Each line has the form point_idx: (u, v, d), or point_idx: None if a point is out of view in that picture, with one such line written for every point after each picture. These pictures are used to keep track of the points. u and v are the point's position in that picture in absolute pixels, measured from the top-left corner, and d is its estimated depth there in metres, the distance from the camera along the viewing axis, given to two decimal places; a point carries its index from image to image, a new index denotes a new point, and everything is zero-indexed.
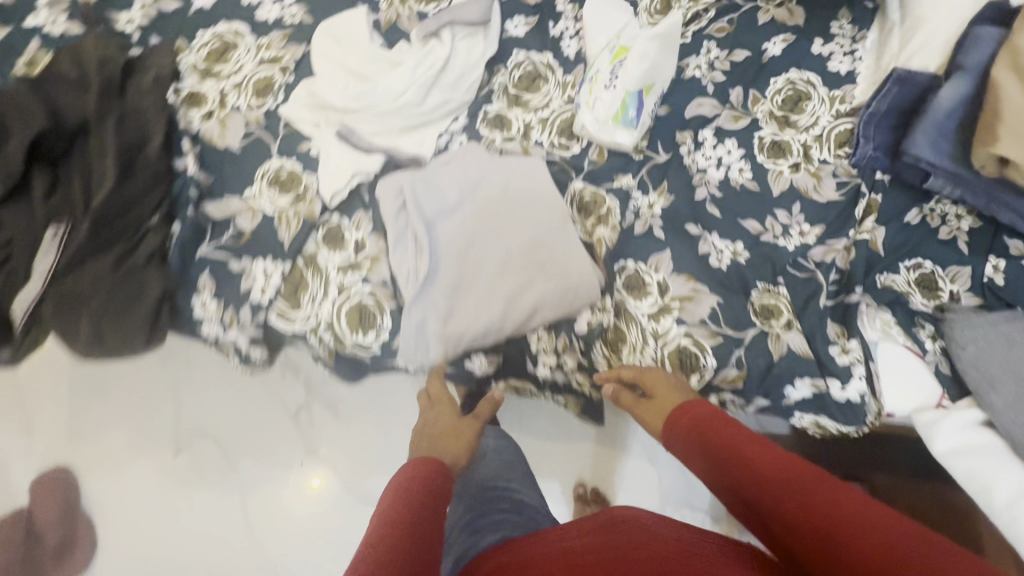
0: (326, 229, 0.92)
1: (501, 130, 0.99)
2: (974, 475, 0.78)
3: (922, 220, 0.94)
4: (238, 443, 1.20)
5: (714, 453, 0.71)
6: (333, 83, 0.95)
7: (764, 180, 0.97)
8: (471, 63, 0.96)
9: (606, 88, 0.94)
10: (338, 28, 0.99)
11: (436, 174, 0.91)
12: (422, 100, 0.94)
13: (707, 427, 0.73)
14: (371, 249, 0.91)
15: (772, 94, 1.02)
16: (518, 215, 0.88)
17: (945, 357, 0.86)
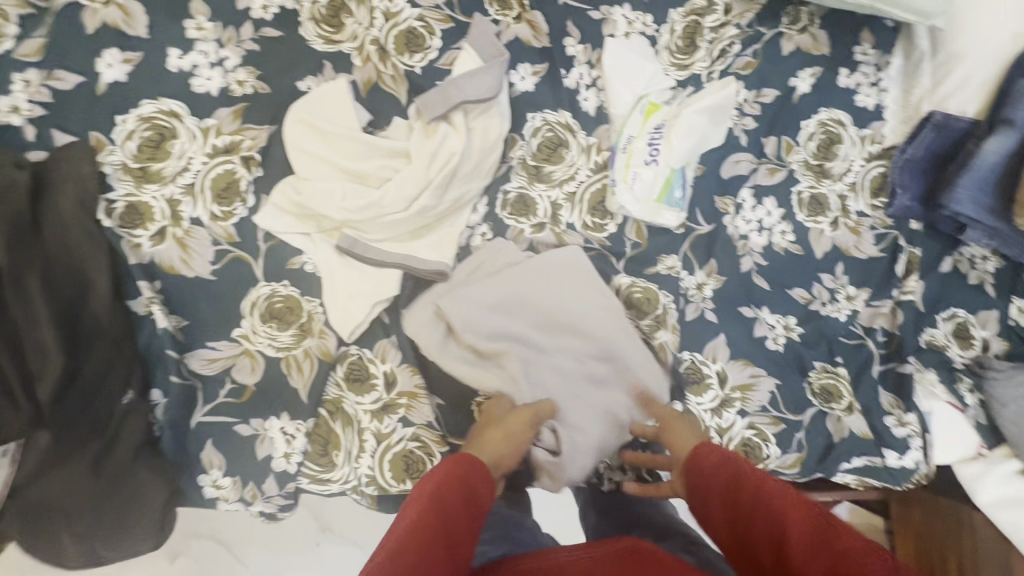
0: (347, 366, 0.79)
1: (524, 215, 0.86)
2: (1016, 527, 0.84)
3: (953, 267, 0.94)
4: (243, 535, 1.03)
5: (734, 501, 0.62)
6: (326, 189, 0.78)
7: (806, 241, 0.92)
8: (488, 145, 0.82)
9: (646, 164, 0.86)
10: (319, 113, 0.81)
11: (476, 292, 0.78)
12: (438, 203, 0.79)
13: (731, 480, 0.63)
14: (406, 384, 0.79)
15: (805, 140, 0.95)
16: (578, 326, 0.80)
17: (983, 409, 0.90)
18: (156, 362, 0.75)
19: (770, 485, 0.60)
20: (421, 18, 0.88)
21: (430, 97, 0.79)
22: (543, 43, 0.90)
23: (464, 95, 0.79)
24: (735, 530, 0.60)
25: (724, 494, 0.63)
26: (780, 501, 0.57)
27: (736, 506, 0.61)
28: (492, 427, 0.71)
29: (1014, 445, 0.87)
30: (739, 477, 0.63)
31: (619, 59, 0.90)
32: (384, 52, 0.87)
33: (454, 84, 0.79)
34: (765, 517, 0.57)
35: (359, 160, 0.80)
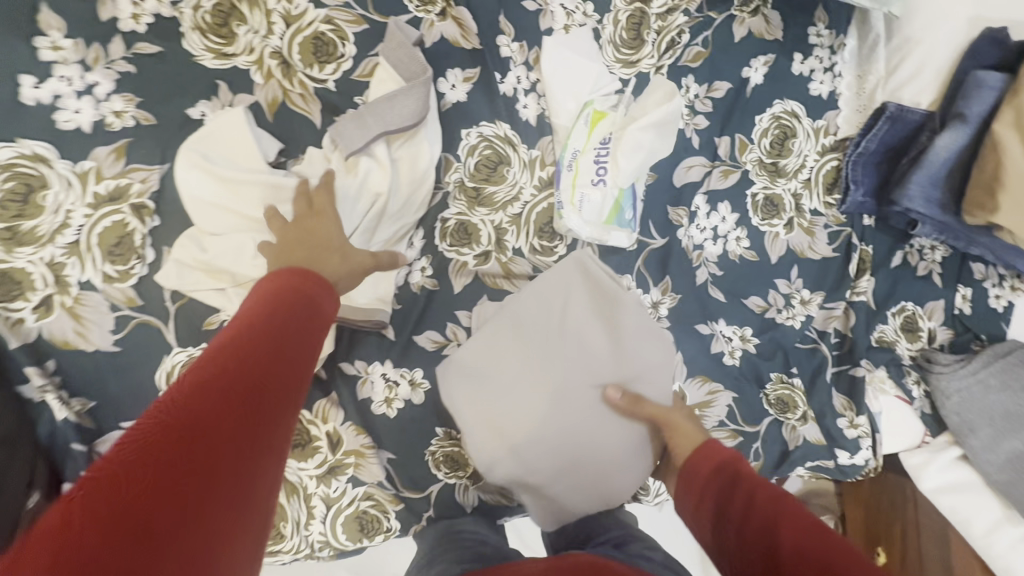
0: None
1: (463, 245, 0.79)
2: (955, 510, 0.88)
3: (903, 260, 0.94)
4: None
5: (723, 511, 0.59)
6: (234, 238, 0.69)
7: (761, 246, 0.89)
8: (419, 178, 0.75)
9: (593, 184, 0.79)
10: (218, 153, 0.71)
11: (467, 363, 0.71)
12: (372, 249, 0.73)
13: (732, 483, 0.60)
14: (352, 443, 0.74)
15: (759, 137, 0.90)
16: (562, 359, 0.70)
17: (927, 399, 0.93)
18: (61, 453, 0.66)
19: (773, 492, 0.56)
20: (329, 21, 0.77)
21: (344, 134, 0.71)
22: (474, 44, 0.80)
23: (382, 125, 0.71)
24: (724, 536, 0.57)
25: (719, 498, 0.60)
26: (774, 505, 0.54)
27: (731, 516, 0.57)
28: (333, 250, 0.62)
29: (956, 432, 0.89)
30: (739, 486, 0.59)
31: (558, 62, 0.82)
32: (288, 65, 0.76)
33: (371, 114, 0.71)
34: (756, 520, 0.54)
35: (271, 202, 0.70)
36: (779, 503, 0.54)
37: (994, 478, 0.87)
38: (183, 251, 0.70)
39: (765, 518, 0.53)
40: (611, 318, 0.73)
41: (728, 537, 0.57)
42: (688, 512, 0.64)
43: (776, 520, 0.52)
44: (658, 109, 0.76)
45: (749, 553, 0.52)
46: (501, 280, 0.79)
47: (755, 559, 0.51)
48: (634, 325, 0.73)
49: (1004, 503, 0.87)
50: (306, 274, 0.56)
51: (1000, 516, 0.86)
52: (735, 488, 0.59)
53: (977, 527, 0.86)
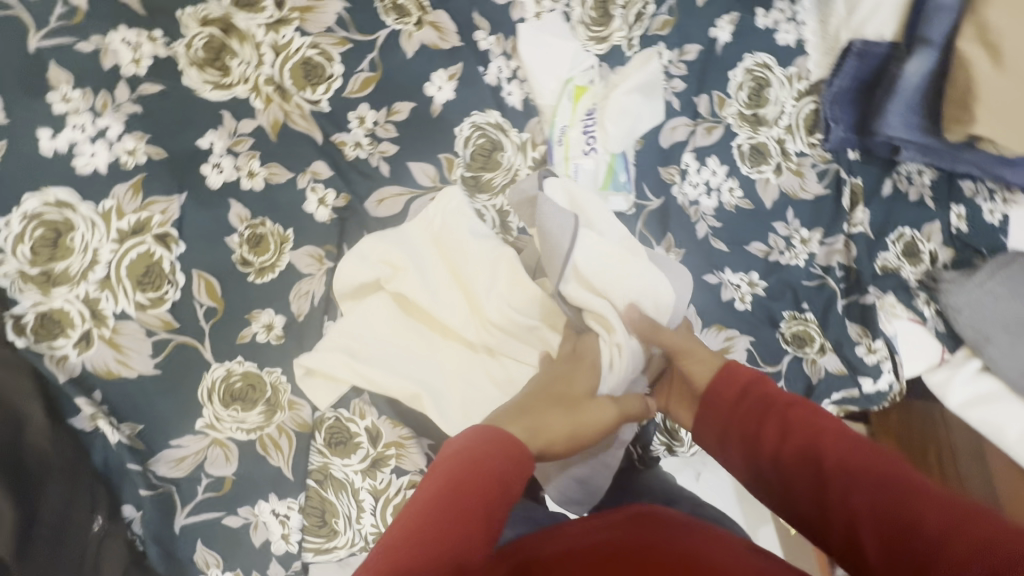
0: (327, 430, 0.77)
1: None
2: (985, 420, 0.91)
3: (895, 189, 0.97)
4: None
5: (744, 431, 0.61)
6: (371, 321, 0.79)
7: (754, 193, 0.92)
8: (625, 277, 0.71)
9: (585, 154, 0.84)
10: (411, 256, 0.79)
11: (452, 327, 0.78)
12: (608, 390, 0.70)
13: (755, 400, 0.62)
14: (392, 435, 0.77)
15: (736, 91, 0.93)
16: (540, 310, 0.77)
17: (940, 317, 0.95)
18: (118, 477, 0.69)
19: (799, 407, 0.59)
20: (315, 46, 0.81)
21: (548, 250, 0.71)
22: (452, 43, 0.85)
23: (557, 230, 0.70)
24: (760, 459, 0.59)
25: (747, 420, 0.62)
26: (803, 422, 0.58)
27: (758, 437, 0.60)
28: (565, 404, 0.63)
29: (972, 344, 0.92)
30: (764, 407, 0.61)
31: (535, 45, 0.86)
32: (284, 90, 0.80)
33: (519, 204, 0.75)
34: (792, 443, 0.57)
35: (492, 310, 0.75)
36: (816, 422, 0.57)
37: (1018, 384, 0.90)
38: (329, 348, 0.76)
39: (812, 436, 0.56)
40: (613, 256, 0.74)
41: (760, 460, 0.59)
42: (705, 435, 0.66)
43: (815, 440, 0.56)
44: (638, 74, 0.85)
45: (796, 476, 0.56)
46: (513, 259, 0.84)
47: (802, 480, 0.55)
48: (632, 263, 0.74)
49: None
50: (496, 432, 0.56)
51: None
52: (768, 408, 0.61)
53: (1011, 435, 0.89)
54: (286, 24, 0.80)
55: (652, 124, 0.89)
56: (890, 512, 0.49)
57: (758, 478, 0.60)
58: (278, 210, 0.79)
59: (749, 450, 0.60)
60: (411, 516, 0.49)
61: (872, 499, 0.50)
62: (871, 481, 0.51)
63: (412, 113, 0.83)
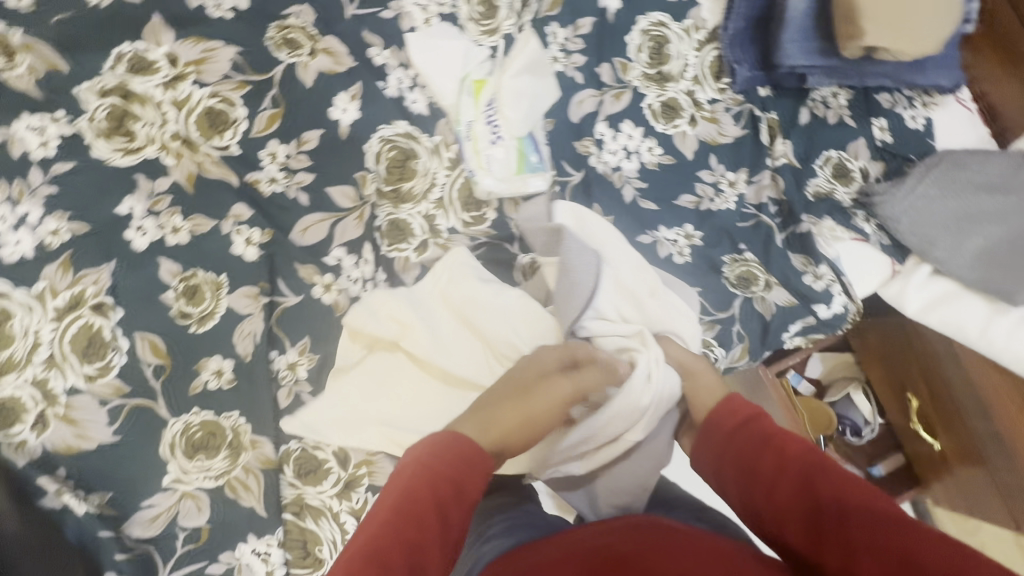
0: (296, 462, 0.80)
1: (399, 240, 0.88)
2: (945, 322, 0.90)
3: (811, 115, 0.98)
4: None
5: (746, 465, 0.65)
6: (379, 375, 0.86)
7: (673, 148, 0.93)
8: (634, 306, 0.84)
9: (492, 143, 0.86)
10: (416, 315, 0.84)
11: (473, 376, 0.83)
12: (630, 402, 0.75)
13: (758, 436, 0.66)
14: (359, 455, 0.83)
15: (636, 54, 0.95)
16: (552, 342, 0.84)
17: (883, 231, 0.94)
18: (90, 548, 0.66)
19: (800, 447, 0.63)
20: (215, 95, 0.82)
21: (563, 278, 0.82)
22: (348, 65, 0.87)
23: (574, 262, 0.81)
24: (757, 489, 0.63)
25: (747, 455, 0.66)
26: (802, 459, 0.61)
27: (758, 472, 0.63)
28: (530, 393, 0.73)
29: (918, 251, 0.92)
30: (764, 443, 0.65)
31: (427, 51, 0.87)
32: (191, 143, 0.81)
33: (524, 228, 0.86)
34: (791, 475, 0.60)
35: (505, 344, 0.83)
36: (815, 458, 0.61)
37: (970, 281, 0.89)
38: (377, 423, 0.83)
39: (805, 473, 0.60)
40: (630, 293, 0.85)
41: (758, 491, 0.62)
42: (710, 467, 0.70)
43: (812, 474, 0.59)
44: (522, 55, 0.88)
45: (795, 507, 0.58)
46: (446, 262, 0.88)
47: (799, 510, 0.58)
48: (647, 297, 0.85)
49: (988, 299, 0.89)
50: (451, 435, 0.66)
51: (989, 311, 0.88)
52: (768, 442, 0.65)
53: (972, 330, 0.88)
54: (183, 79, 0.81)
55: (554, 99, 0.90)
56: (884, 541, 0.50)
57: (755, 510, 0.62)
58: (207, 258, 0.80)
59: (751, 483, 0.63)
60: (385, 513, 0.59)
61: (868, 529, 0.51)
62: (865, 514, 0.53)
63: (322, 139, 0.85)
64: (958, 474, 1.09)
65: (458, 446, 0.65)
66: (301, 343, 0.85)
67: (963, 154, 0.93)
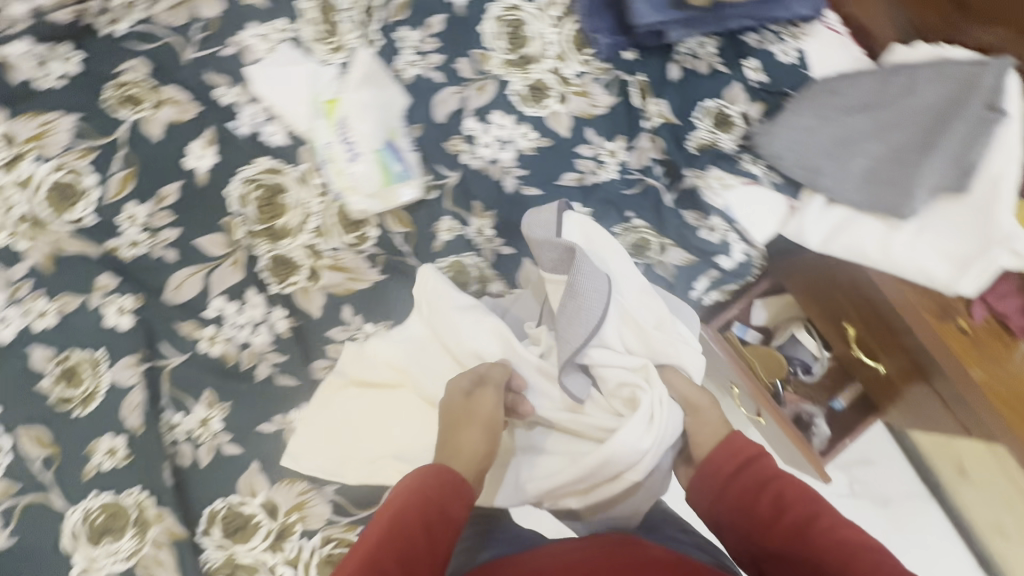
0: (223, 520, 0.73)
1: (288, 275, 0.83)
2: (847, 248, 0.89)
3: (683, 69, 0.96)
4: None
5: (742, 511, 0.64)
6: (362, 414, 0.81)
7: (547, 129, 0.92)
8: (643, 342, 0.79)
9: (351, 160, 0.83)
10: (415, 359, 0.80)
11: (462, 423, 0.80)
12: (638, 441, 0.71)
13: (751, 479, 0.66)
14: (289, 500, 0.75)
15: (493, 42, 0.93)
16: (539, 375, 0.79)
17: (774, 171, 0.93)
18: None
19: (796, 493, 0.62)
20: (61, 167, 0.79)
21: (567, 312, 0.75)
22: (194, 111, 0.84)
23: (584, 295, 0.75)
24: (755, 535, 0.63)
25: (742, 499, 0.65)
26: (800, 506, 0.61)
27: (755, 519, 0.63)
28: (466, 426, 0.71)
29: (809, 182, 0.90)
30: (759, 487, 0.65)
31: (268, 82, 0.85)
32: (42, 222, 0.78)
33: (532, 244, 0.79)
34: (789, 525, 0.60)
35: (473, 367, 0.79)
36: (812, 503, 0.61)
37: (860, 203, 0.88)
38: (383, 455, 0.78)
39: (801, 522, 0.60)
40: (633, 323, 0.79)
41: (757, 538, 0.63)
42: (702, 506, 0.69)
43: (809, 522, 0.60)
44: (358, 67, 0.87)
45: (794, 554, 0.59)
46: (350, 283, 0.85)
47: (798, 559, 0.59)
48: (661, 335, 0.78)
49: (881, 217, 0.88)
50: (445, 470, 0.65)
51: (885, 230, 0.87)
52: (764, 487, 0.65)
53: (872, 252, 0.87)
54: (25, 157, 0.78)
55: (404, 103, 0.88)
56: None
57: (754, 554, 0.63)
58: (81, 335, 0.76)
59: (749, 529, 0.63)
60: (376, 537, 0.59)
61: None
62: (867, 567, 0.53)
63: (181, 190, 0.82)
64: (908, 394, 1.09)
65: (451, 481, 0.64)
66: (205, 397, 0.77)
67: (852, 79, 0.91)
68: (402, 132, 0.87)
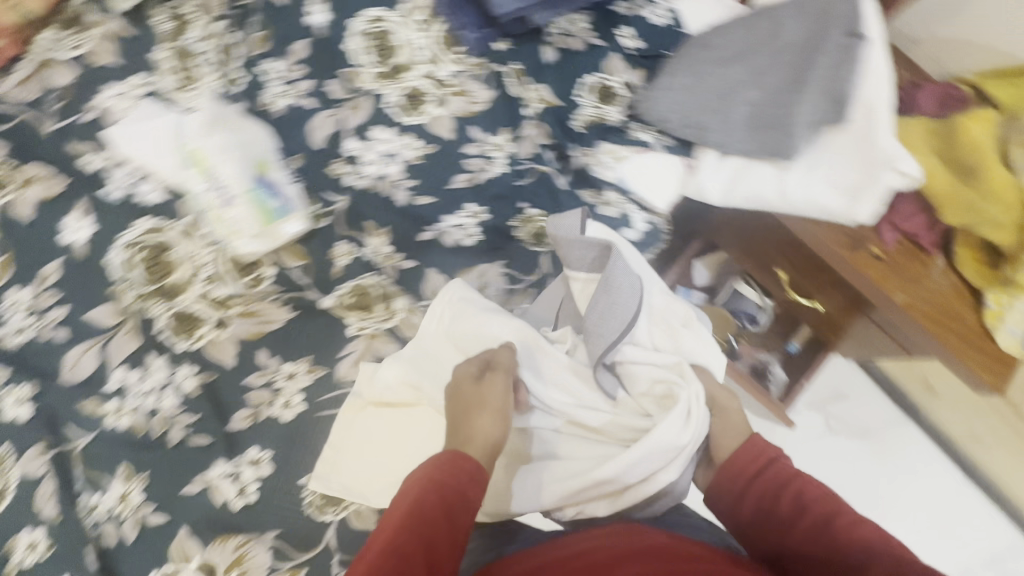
0: None
1: (195, 329, 0.79)
2: (747, 197, 0.89)
3: (558, 49, 0.95)
4: None
5: (768, 512, 0.69)
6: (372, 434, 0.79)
7: (430, 135, 0.90)
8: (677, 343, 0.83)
9: (227, 206, 0.81)
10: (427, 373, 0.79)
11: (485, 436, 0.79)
12: (679, 434, 0.73)
13: (774, 484, 0.71)
14: (225, 559, 0.72)
15: (361, 56, 0.92)
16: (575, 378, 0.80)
17: (665, 134, 0.92)
18: None
19: (817, 496, 0.67)
20: None
21: (605, 313, 0.78)
22: (63, 185, 0.82)
23: (621, 295, 0.78)
24: (777, 534, 0.67)
25: (766, 500, 0.70)
26: (821, 507, 0.66)
27: (779, 518, 0.68)
28: (478, 411, 0.71)
29: (698, 140, 0.90)
30: (781, 489, 0.70)
31: (135, 139, 0.83)
32: None
33: (559, 245, 0.81)
34: (810, 522, 0.65)
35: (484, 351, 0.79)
36: (832, 505, 0.66)
37: (752, 151, 0.87)
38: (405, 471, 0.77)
39: (822, 521, 0.65)
40: (669, 325, 0.83)
41: (781, 536, 0.67)
42: (725, 509, 0.73)
43: (829, 520, 0.64)
44: (204, 113, 0.83)
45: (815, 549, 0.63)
46: (261, 327, 0.81)
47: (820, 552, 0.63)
48: (692, 337, 0.83)
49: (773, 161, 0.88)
50: (460, 456, 0.66)
51: (778, 174, 0.87)
52: (785, 487, 0.70)
53: (771, 198, 0.88)
54: None
55: (265, 136, 0.85)
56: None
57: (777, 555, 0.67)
58: None
59: (773, 530, 0.68)
60: (395, 526, 0.58)
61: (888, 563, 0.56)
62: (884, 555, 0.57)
63: (62, 267, 0.80)
64: (851, 329, 1.08)
65: (467, 466, 0.65)
66: (121, 471, 0.75)
67: (724, 26, 0.90)
68: (273, 165, 0.84)
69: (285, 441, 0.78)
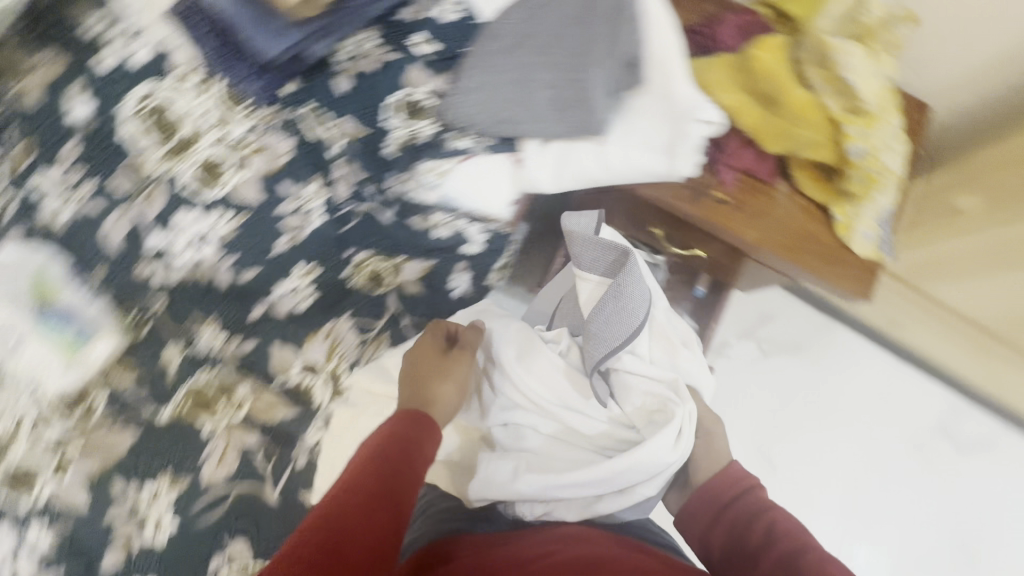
0: None
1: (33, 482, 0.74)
2: (578, 176, 0.89)
3: (354, 75, 0.81)
4: None
5: (740, 543, 0.76)
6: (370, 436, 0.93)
7: (235, 202, 0.82)
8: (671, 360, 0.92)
9: (15, 349, 0.75)
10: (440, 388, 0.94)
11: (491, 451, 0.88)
12: (664, 453, 0.82)
13: (747, 518, 0.78)
14: None
15: (137, 146, 0.76)
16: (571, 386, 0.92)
17: (483, 135, 0.86)
18: None
19: (784, 532, 0.73)
20: None
21: (606, 321, 0.85)
22: None
23: (627, 305, 0.85)
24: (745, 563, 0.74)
25: (738, 530, 0.78)
26: (784, 540, 0.72)
27: (748, 549, 0.75)
28: (434, 375, 0.92)
29: (513, 137, 0.86)
30: (753, 523, 0.77)
31: None
32: None
33: (574, 243, 0.88)
34: (773, 552, 0.72)
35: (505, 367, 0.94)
36: (798, 541, 0.72)
37: (566, 134, 0.84)
38: None
39: (784, 553, 0.71)
40: (661, 339, 0.93)
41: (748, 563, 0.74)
42: (703, 535, 0.82)
43: (792, 553, 0.70)
44: None
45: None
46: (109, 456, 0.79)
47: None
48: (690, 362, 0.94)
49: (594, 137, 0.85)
50: (415, 411, 0.83)
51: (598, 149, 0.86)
52: (758, 518, 0.77)
53: (597, 174, 0.89)
54: None
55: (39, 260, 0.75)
56: None
57: None
58: None
59: (742, 558, 0.75)
60: (358, 468, 0.70)
61: None
62: None
63: None
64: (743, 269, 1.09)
65: (420, 419, 0.82)
66: None
67: (507, 11, 0.83)
68: (60, 289, 0.77)
69: (179, 550, 0.79)
